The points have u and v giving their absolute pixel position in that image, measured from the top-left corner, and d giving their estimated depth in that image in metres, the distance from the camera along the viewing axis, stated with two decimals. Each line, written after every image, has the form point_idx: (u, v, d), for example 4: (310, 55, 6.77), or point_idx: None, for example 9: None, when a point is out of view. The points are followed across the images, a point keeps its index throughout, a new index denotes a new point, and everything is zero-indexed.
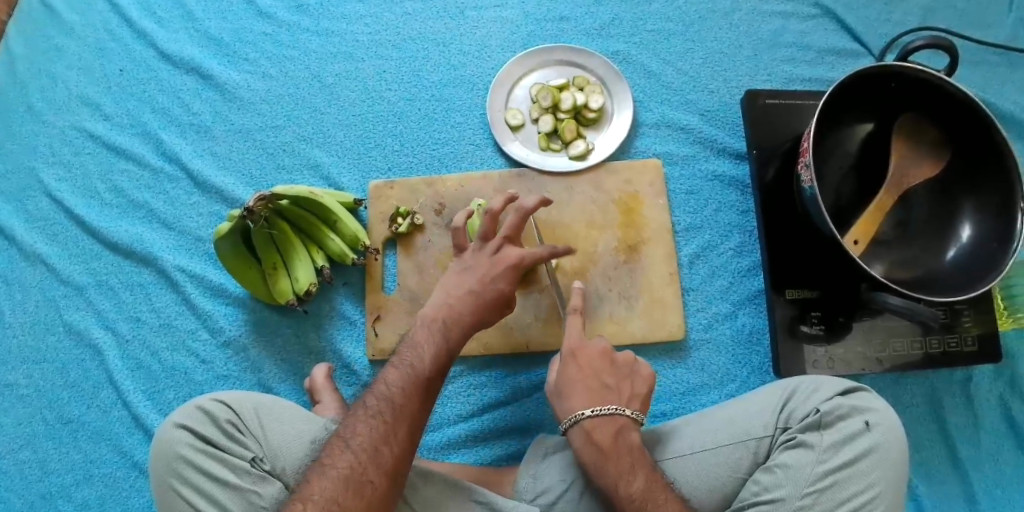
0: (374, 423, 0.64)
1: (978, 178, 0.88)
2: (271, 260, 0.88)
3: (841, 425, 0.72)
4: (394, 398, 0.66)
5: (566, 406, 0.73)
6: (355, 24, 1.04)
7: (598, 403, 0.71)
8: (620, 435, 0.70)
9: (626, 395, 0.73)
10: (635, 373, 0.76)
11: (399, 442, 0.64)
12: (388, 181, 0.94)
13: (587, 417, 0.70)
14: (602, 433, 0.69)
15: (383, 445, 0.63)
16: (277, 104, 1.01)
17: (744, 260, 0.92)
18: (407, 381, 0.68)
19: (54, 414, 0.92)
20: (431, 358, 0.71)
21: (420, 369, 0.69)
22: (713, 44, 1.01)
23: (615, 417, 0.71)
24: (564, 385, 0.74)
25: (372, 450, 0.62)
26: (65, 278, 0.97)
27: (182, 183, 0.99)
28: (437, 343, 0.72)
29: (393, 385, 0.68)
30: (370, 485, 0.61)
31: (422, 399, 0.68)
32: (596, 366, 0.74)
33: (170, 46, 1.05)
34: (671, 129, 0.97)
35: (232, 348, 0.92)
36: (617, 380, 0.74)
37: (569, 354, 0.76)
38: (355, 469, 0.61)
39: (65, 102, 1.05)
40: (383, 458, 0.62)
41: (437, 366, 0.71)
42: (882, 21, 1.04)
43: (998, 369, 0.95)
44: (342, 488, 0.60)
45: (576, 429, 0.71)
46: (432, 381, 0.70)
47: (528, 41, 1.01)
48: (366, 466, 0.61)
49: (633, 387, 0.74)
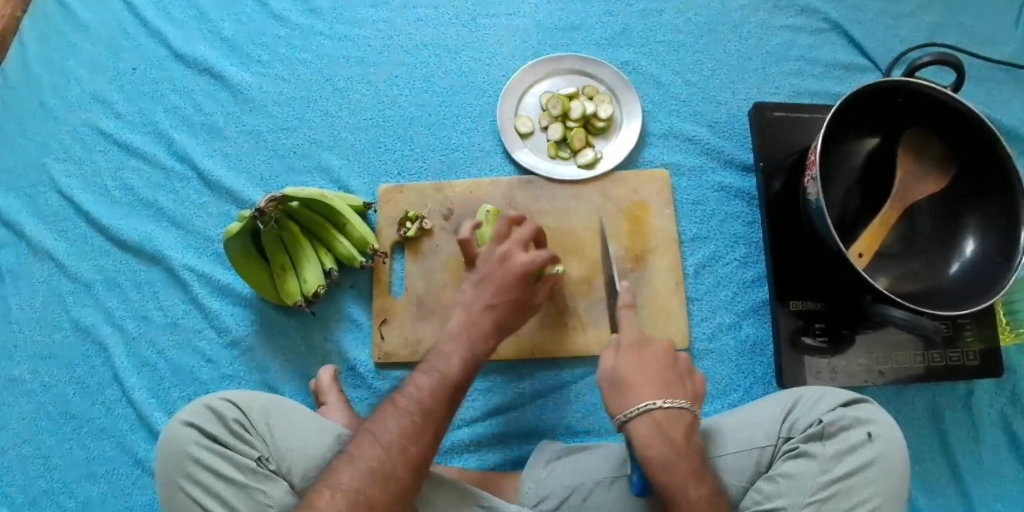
0: (402, 421, 0.66)
1: (981, 194, 0.89)
2: (281, 262, 0.88)
3: (845, 435, 0.73)
4: (423, 400, 0.68)
5: (628, 398, 0.69)
6: (367, 28, 1.05)
7: (667, 396, 0.69)
8: (688, 432, 0.68)
9: (689, 393, 0.71)
10: (693, 373, 0.74)
11: (427, 441, 0.66)
12: (398, 185, 0.95)
13: (657, 409, 0.68)
14: (673, 428, 0.67)
15: (412, 444, 0.65)
16: (289, 107, 1.02)
17: (748, 270, 0.93)
18: (437, 384, 0.69)
19: (59, 410, 0.93)
20: (461, 363, 0.71)
21: (450, 375, 0.70)
22: (722, 56, 1.02)
23: (683, 414, 0.69)
24: (622, 374, 0.70)
25: (401, 448, 0.64)
26: (73, 274, 0.97)
27: (192, 183, 1.00)
28: (465, 351, 0.72)
29: (422, 387, 0.69)
30: (396, 479, 0.63)
31: (451, 404, 0.69)
32: (662, 361, 0.71)
33: (184, 46, 1.06)
34: (679, 140, 0.98)
35: (238, 348, 0.93)
36: (680, 380, 0.72)
37: (629, 345, 0.72)
38: (383, 463, 0.63)
39: (77, 99, 1.06)
40: (410, 456, 0.64)
41: (466, 372, 0.71)
42: (889, 36, 1.05)
43: (999, 384, 0.96)
44: (370, 480, 0.62)
45: (642, 420, 0.67)
46: (461, 386, 0.70)
47: (538, 49, 1.02)
48: (393, 461, 0.64)
49: (694, 385, 0.73)
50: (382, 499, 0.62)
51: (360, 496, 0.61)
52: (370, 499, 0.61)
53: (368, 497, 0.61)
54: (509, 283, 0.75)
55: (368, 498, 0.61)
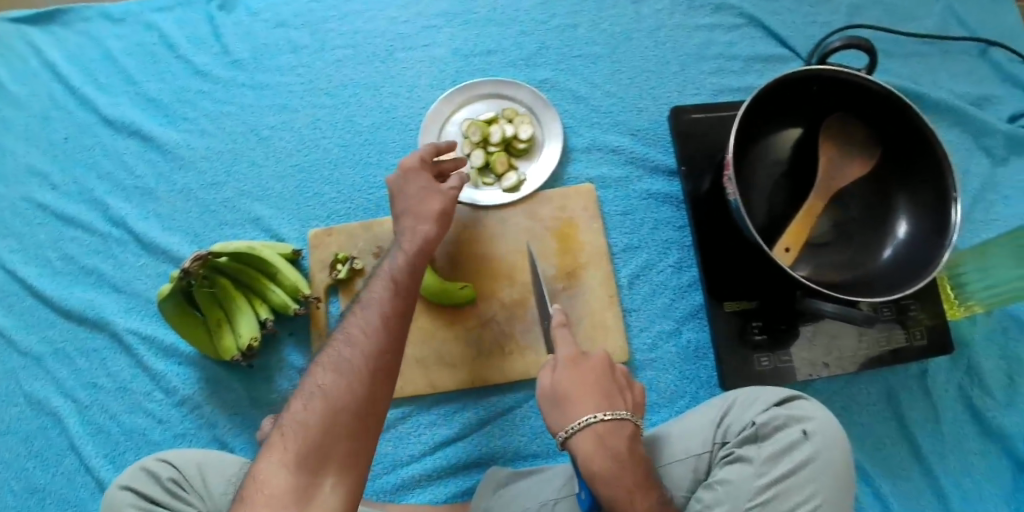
0: (353, 319, 0.65)
1: (908, 173, 0.88)
2: (215, 316, 0.89)
3: (778, 436, 0.72)
4: (372, 299, 0.67)
5: (567, 413, 0.69)
6: (288, 75, 1.06)
7: (605, 408, 0.68)
8: (631, 443, 0.67)
9: (629, 403, 0.71)
10: (633, 385, 0.73)
11: (380, 330, 0.63)
12: (326, 228, 0.96)
13: (598, 422, 0.67)
14: (615, 440, 0.67)
15: (365, 334, 0.63)
16: (217, 160, 1.03)
17: (683, 275, 0.93)
18: (385, 287, 0.68)
19: (21, 485, 0.94)
20: (402, 267, 0.71)
21: (392, 274, 0.70)
22: (640, 63, 1.02)
23: (624, 424, 0.68)
24: (560, 389, 0.71)
25: (354, 339, 0.62)
26: (23, 348, 0.99)
27: (130, 246, 1.02)
28: (402, 264, 0.71)
29: (372, 290, 0.68)
30: (352, 367, 0.60)
31: (401, 293, 0.68)
32: (599, 371, 0.71)
33: (111, 111, 1.08)
34: (602, 152, 0.98)
35: (187, 406, 0.95)
36: (619, 389, 0.72)
37: (567, 358, 0.72)
38: (337, 358, 0.61)
39: (13, 173, 1.07)
40: (364, 344, 0.62)
41: (411, 273, 0.71)
42: (807, 23, 1.04)
43: (954, 360, 0.95)
44: (325, 374, 0.60)
45: (584, 434, 0.67)
46: (408, 285, 0.69)
47: (456, 77, 1.03)
48: (348, 353, 0.61)
49: (633, 396, 0.73)
50: (340, 388, 0.58)
51: (316, 393, 0.58)
52: (327, 390, 0.58)
53: (325, 391, 0.58)
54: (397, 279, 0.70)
55: (323, 389, 0.59)
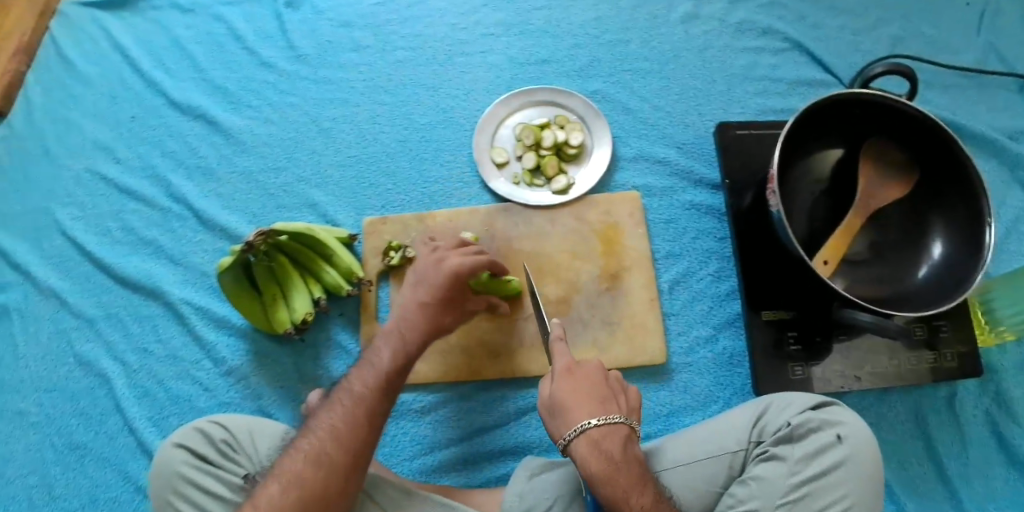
0: (333, 407, 0.70)
1: (944, 197, 0.91)
2: (271, 292, 0.94)
3: (813, 438, 0.75)
4: (355, 389, 0.71)
5: (566, 418, 0.71)
6: (350, 72, 1.11)
7: (602, 413, 0.70)
8: (625, 445, 0.70)
9: (623, 406, 0.73)
10: (627, 389, 0.75)
11: (356, 427, 0.69)
12: (381, 217, 1.00)
13: (593, 428, 0.69)
14: (610, 444, 0.69)
15: (342, 428, 0.68)
16: (278, 147, 1.08)
17: (722, 284, 0.96)
18: (369, 376, 0.72)
19: (63, 440, 0.97)
20: (390, 355, 0.74)
21: (380, 364, 0.73)
22: (689, 80, 1.06)
23: (619, 427, 0.70)
24: (558, 400, 0.72)
25: (332, 432, 0.68)
26: (77, 311, 1.03)
27: (190, 223, 1.06)
28: (394, 345, 0.75)
29: (355, 378, 0.73)
30: (327, 460, 0.66)
31: (385, 383, 0.73)
32: (595, 378, 0.73)
33: (178, 94, 1.13)
34: (649, 162, 1.02)
35: (234, 376, 0.97)
36: (613, 393, 0.73)
37: (564, 368, 0.73)
38: (315, 448, 0.67)
39: (79, 146, 1.13)
40: (341, 439, 0.68)
41: (398, 364, 0.74)
42: (850, 52, 1.08)
43: (981, 384, 0.97)
44: (303, 462, 0.66)
45: (581, 440, 0.69)
46: (393, 377, 0.73)
47: (511, 84, 1.08)
48: (325, 446, 0.67)
49: (627, 400, 0.74)
50: (315, 480, 0.65)
51: (294, 480, 0.65)
52: (304, 480, 0.65)
53: (302, 480, 0.65)
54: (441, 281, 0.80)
55: (300, 481, 0.65)
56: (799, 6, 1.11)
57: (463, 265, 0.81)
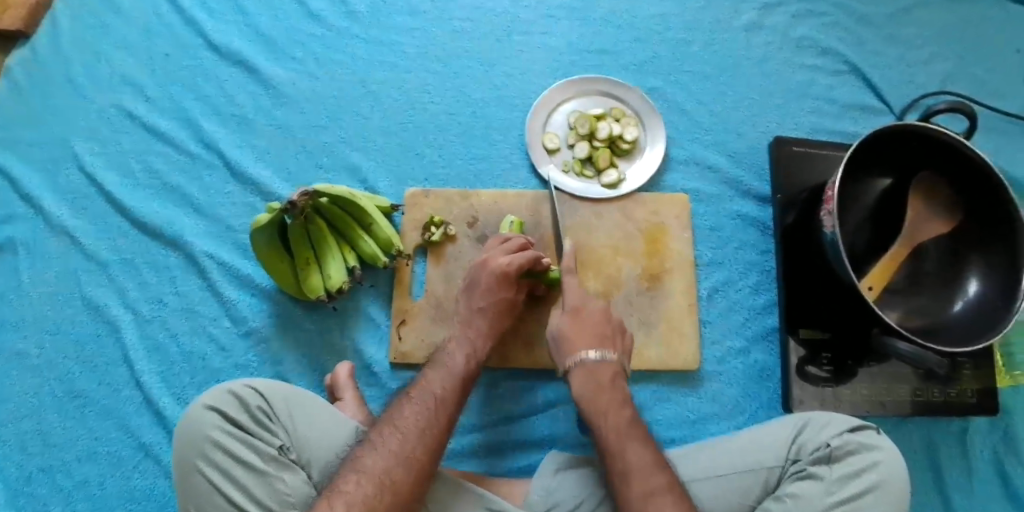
0: (417, 408, 0.72)
1: (987, 239, 0.92)
2: (304, 256, 0.89)
3: (850, 460, 0.75)
4: (438, 391, 0.74)
5: (568, 348, 0.80)
6: (403, 35, 1.07)
7: (601, 349, 0.79)
8: (615, 377, 0.78)
9: (620, 346, 0.81)
10: (627, 334, 0.84)
11: (442, 427, 0.71)
12: (424, 190, 0.97)
13: (590, 360, 0.78)
14: (602, 372, 0.77)
15: (429, 428, 0.70)
16: (320, 105, 1.04)
17: (760, 298, 0.96)
18: (446, 379, 0.76)
19: (64, 387, 0.92)
20: (464, 360, 0.79)
21: (457, 368, 0.77)
22: (746, 90, 1.06)
23: (613, 363, 0.79)
24: (564, 334, 0.81)
25: (420, 432, 0.70)
26: (90, 253, 0.98)
27: (219, 171, 1.01)
28: (464, 349, 0.80)
29: (434, 380, 0.76)
30: (416, 460, 0.67)
31: (461, 387, 0.76)
32: (599, 319, 0.81)
33: (218, 37, 1.08)
34: (699, 167, 1.01)
35: (253, 338, 0.93)
36: (615, 333, 0.82)
37: (572, 307, 0.82)
38: (404, 449, 0.68)
39: (106, 79, 1.07)
40: (428, 439, 0.69)
41: (470, 367, 0.79)
42: (904, 82, 1.09)
43: (993, 422, 0.99)
44: (390, 460, 0.66)
45: (577, 369, 0.78)
46: (467, 380, 0.78)
47: (569, 70, 1.05)
48: (413, 446, 0.68)
49: (625, 341, 0.83)
50: (404, 481, 0.66)
51: (383, 478, 0.65)
52: (393, 481, 0.65)
53: (392, 480, 0.65)
54: (491, 284, 0.84)
55: (393, 481, 0.65)
56: (859, 30, 1.11)
57: (510, 263, 0.84)
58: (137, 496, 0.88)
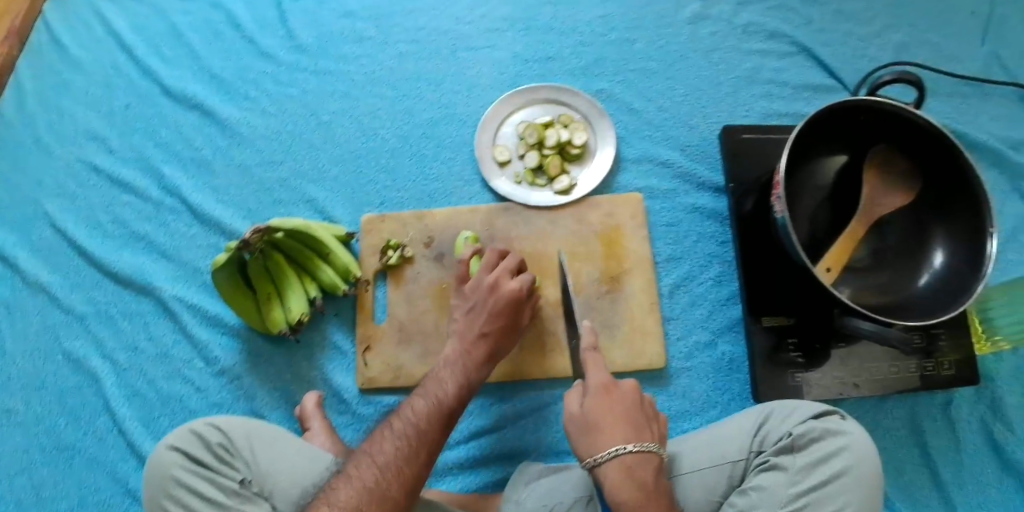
0: (399, 442, 0.70)
1: (947, 209, 0.91)
2: (266, 291, 0.92)
3: (816, 447, 0.74)
4: (420, 421, 0.72)
5: (599, 441, 0.71)
6: (351, 64, 1.09)
7: (636, 440, 0.71)
8: (657, 473, 0.70)
9: (656, 436, 0.73)
10: (658, 417, 0.76)
11: (420, 462, 0.70)
12: (380, 215, 0.98)
13: (627, 453, 0.70)
14: (643, 472, 0.69)
15: (405, 463, 0.69)
16: (275, 141, 1.06)
17: (723, 289, 0.95)
18: (432, 408, 0.73)
19: (52, 440, 0.95)
20: (454, 388, 0.76)
21: (444, 397, 0.75)
22: (694, 82, 1.06)
23: (652, 456, 0.71)
24: (591, 418, 0.73)
25: (397, 466, 0.68)
26: (67, 307, 1.01)
27: (182, 215, 1.04)
28: (458, 378, 0.78)
29: (418, 408, 0.74)
30: (390, 499, 0.66)
31: (447, 418, 0.74)
32: (629, 401, 0.74)
33: (173, 84, 1.10)
34: (651, 165, 1.01)
35: (226, 376, 0.95)
36: (649, 420, 0.74)
37: (599, 387, 0.75)
38: (379, 485, 0.67)
39: (71, 136, 1.10)
40: (404, 477, 0.68)
41: (460, 395, 0.76)
42: (856, 57, 1.08)
43: (978, 392, 0.98)
44: (363, 498, 0.66)
45: (613, 464, 0.70)
46: (454, 409, 0.75)
47: (515, 81, 1.06)
48: (387, 483, 0.67)
49: (660, 428, 0.75)
50: None
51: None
52: None
53: None
54: None
55: None
56: (806, 10, 1.10)
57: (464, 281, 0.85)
58: None
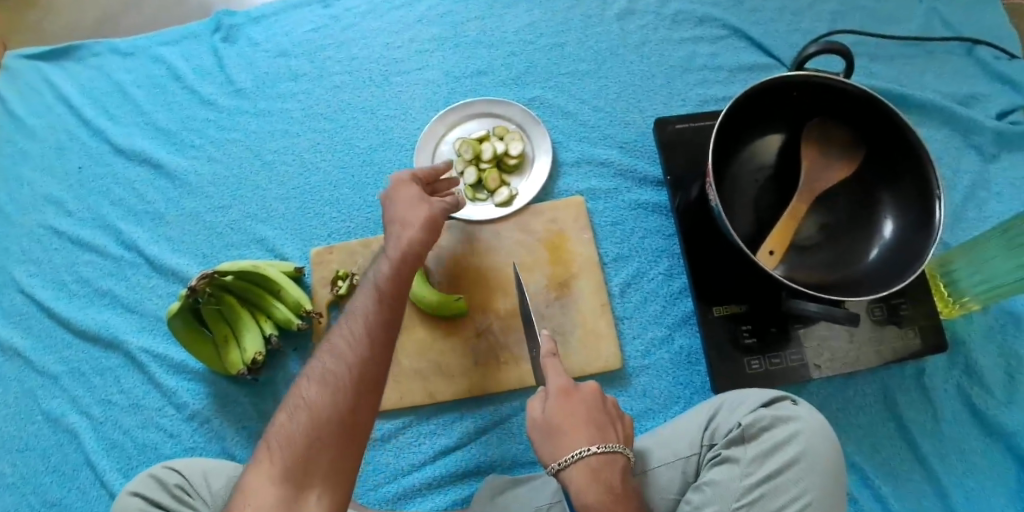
0: (332, 365, 0.64)
1: (890, 176, 0.90)
2: (223, 333, 0.93)
3: (767, 435, 0.73)
4: (356, 312, 0.68)
5: (562, 444, 0.70)
6: (288, 101, 1.10)
7: (599, 439, 0.70)
8: (624, 476, 0.69)
9: (620, 435, 0.73)
10: (622, 416, 0.76)
11: (361, 341, 0.65)
12: (328, 246, 0.99)
13: (592, 455, 0.69)
14: (611, 474, 0.68)
15: (344, 345, 0.65)
16: (222, 185, 1.08)
17: (674, 282, 0.95)
18: (361, 324, 0.67)
19: (37, 499, 0.98)
20: (388, 273, 0.71)
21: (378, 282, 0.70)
22: (627, 78, 1.05)
23: (617, 455, 0.70)
24: (553, 421, 0.72)
25: (336, 388, 0.62)
26: (41, 368, 1.04)
27: (142, 268, 1.06)
28: (392, 266, 0.72)
29: (358, 300, 0.69)
30: (334, 422, 0.61)
31: (383, 331, 0.66)
32: (591, 402, 0.73)
33: (124, 141, 1.14)
34: (591, 165, 1.00)
35: (196, 421, 0.97)
36: (611, 418, 0.74)
37: (558, 390, 0.74)
38: (322, 410, 0.61)
39: (31, 203, 1.14)
40: (346, 360, 0.64)
41: (395, 276, 0.71)
42: (790, 32, 1.07)
43: (951, 357, 0.96)
44: (310, 426, 0.61)
45: (578, 467, 0.68)
46: (396, 289, 0.70)
47: (449, 99, 1.07)
48: (329, 408, 0.62)
49: (623, 427, 0.75)
50: (321, 400, 0.62)
51: (304, 445, 0.60)
52: (309, 402, 0.62)
53: (306, 402, 0.62)
54: None
55: (308, 402, 0.62)
56: None
57: None
58: None
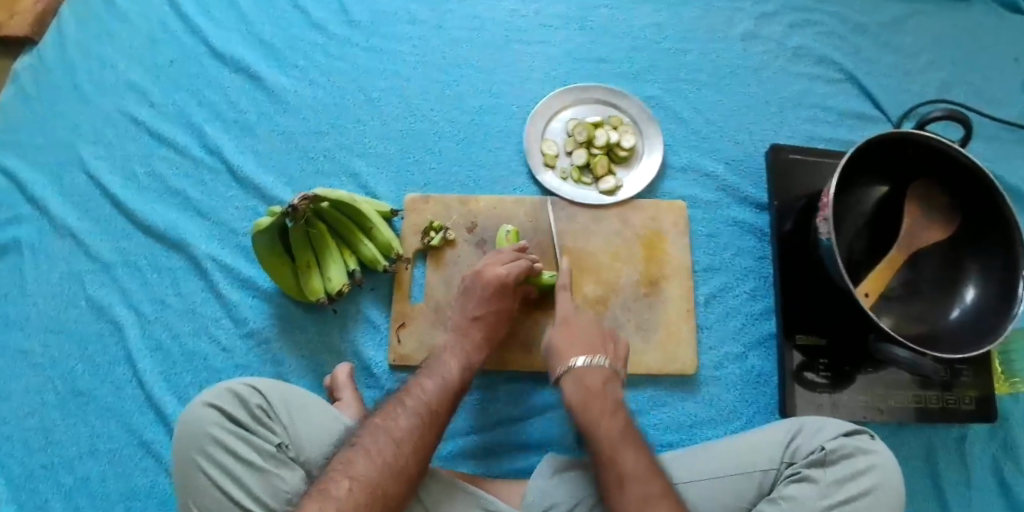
0: (413, 420, 0.69)
1: (981, 244, 0.92)
2: (305, 259, 0.91)
3: (845, 463, 0.75)
4: (451, 366, 0.78)
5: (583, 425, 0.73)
6: (403, 44, 1.09)
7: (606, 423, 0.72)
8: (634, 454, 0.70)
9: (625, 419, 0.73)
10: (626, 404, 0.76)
11: (450, 393, 0.74)
12: (424, 196, 0.98)
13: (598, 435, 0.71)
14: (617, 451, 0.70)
15: (441, 392, 0.74)
16: (322, 111, 1.05)
17: (756, 304, 0.96)
18: (438, 397, 0.73)
19: (66, 386, 0.93)
20: (481, 335, 0.82)
21: (469, 343, 0.81)
22: (742, 98, 1.07)
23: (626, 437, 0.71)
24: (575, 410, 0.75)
25: (413, 444, 0.67)
26: (94, 255, 0.99)
27: (222, 176, 1.03)
28: (485, 325, 0.83)
29: (450, 355, 0.79)
30: (407, 475, 0.65)
31: (450, 406, 0.74)
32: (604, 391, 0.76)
33: (222, 44, 1.10)
34: (696, 174, 1.02)
35: (253, 340, 0.94)
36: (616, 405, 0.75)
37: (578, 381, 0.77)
38: (408, 440, 0.67)
39: (113, 85, 1.09)
40: (440, 405, 0.73)
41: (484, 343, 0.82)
42: (900, 91, 1.10)
43: (993, 429, 0.99)
44: (382, 471, 0.64)
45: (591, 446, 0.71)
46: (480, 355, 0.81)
47: (567, 78, 1.07)
48: (408, 460, 0.66)
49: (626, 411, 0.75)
50: (418, 431, 0.69)
51: (375, 490, 0.62)
52: (402, 426, 0.68)
53: (407, 427, 0.68)
54: (496, 296, 0.83)
55: (404, 427, 0.68)
56: (855, 39, 1.13)
57: (507, 273, 0.84)
58: (137, 495, 0.88)
